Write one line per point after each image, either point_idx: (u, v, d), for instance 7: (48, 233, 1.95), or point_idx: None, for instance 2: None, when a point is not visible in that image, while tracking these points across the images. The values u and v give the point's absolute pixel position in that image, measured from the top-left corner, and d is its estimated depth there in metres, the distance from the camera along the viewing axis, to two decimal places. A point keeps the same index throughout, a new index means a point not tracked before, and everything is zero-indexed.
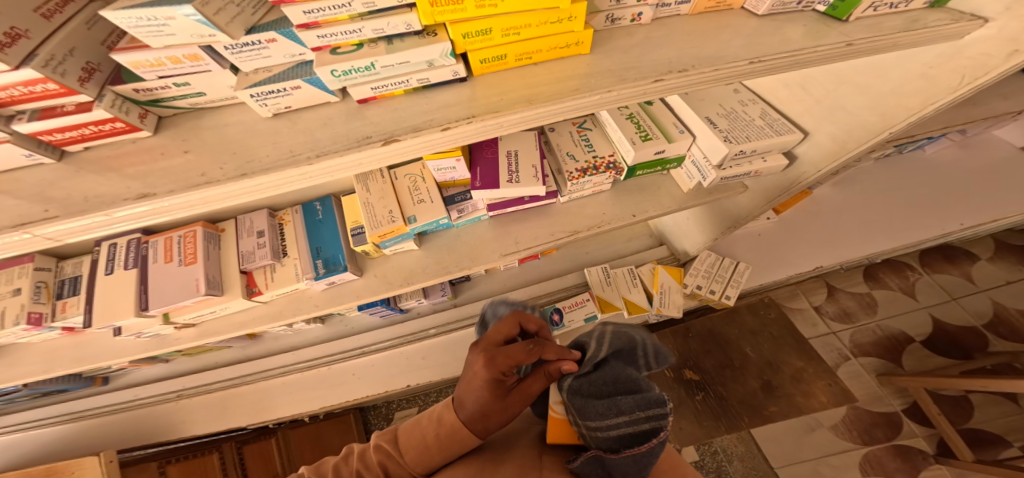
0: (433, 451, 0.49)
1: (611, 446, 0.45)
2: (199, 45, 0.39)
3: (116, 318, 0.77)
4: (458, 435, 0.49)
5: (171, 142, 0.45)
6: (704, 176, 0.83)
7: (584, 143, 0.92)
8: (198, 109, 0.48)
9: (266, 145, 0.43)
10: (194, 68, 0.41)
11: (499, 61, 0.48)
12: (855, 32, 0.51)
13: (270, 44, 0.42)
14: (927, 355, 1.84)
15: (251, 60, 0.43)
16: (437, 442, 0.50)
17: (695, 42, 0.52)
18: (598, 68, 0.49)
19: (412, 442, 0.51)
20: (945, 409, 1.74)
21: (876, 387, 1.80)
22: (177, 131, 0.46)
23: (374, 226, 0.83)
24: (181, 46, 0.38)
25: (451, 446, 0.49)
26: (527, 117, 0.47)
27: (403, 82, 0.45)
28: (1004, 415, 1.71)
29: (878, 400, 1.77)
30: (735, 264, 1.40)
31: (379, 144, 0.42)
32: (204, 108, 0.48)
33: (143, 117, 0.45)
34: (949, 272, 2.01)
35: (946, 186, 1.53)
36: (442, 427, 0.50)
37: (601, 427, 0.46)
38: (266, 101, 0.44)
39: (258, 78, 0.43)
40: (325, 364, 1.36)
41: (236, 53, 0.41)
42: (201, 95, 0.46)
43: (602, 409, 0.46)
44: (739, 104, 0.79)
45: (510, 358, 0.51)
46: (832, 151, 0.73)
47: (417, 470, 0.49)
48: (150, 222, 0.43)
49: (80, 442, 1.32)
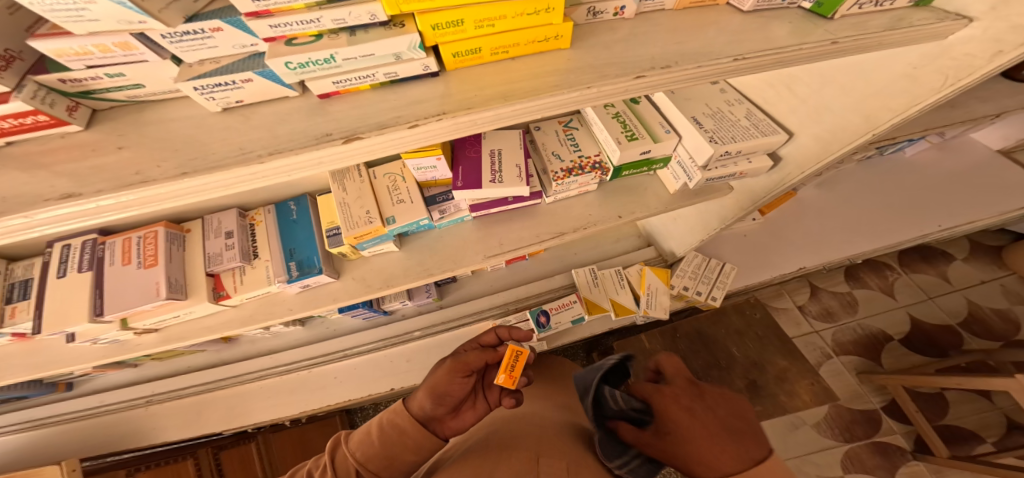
0: (374, 438, 0.59)
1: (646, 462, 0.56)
2: (131, 32, 0.35)
3: (70, 323, 0.73)
4: (400, 418, 0.60)
5: (104, 138, 0.41)
6: (689, 177, 0.82)
7: (570, 143, 0.92)
8: (137, 102, 0.44)
9: (217, 142, 0.40)
10: (129, 58, 0.37)
11: (474, 55, 0.45)
12: (839, 30, 0.50)
13: (216, 33, 0.38)
14: (904, 353, 1.88)
15: (196, 51, 0.39)
16: (381, 424, 0.61)
17: (681, 39, 0.50)
18: (579, 64, 0.47)
19: (360, 434, 0.61)
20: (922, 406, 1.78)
21: (856, 385, 1.83)
22: (114, 126, 0.43)
23: (350, 227, 0.81)
24: (111, 34, 0.34)
25: (391, 426, 0.60)
26: (502, 115, 0.44)
27: (367, 76, 0.43)
28: (978, 411, 1.75)
29: (858, 398, 1.80)
30: (721, 265, 1.40)
31: (339, 143, 0.39)
32: (143, 100, 0.44)
33: (72, 110, 0.41)
34: (926, 273, 2.06)
35: (925, 188, 1.56)
36: (391, 412, 0.62)
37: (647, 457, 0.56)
38: (213, 95, 0.40)
39: (203, 70, 0.39)
40: (304, 368, 1.32)
41: (176, 42, 0.37)
42: (140, 87, 0.42)
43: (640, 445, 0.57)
44: (725, 105, 0.78)
45: (475, 339, 0.75)
46: (816, 153, 0.72)
47: (356, 453, 0.58)
48: (79, 225, 0.39)
49: (43, 451, 1.25)
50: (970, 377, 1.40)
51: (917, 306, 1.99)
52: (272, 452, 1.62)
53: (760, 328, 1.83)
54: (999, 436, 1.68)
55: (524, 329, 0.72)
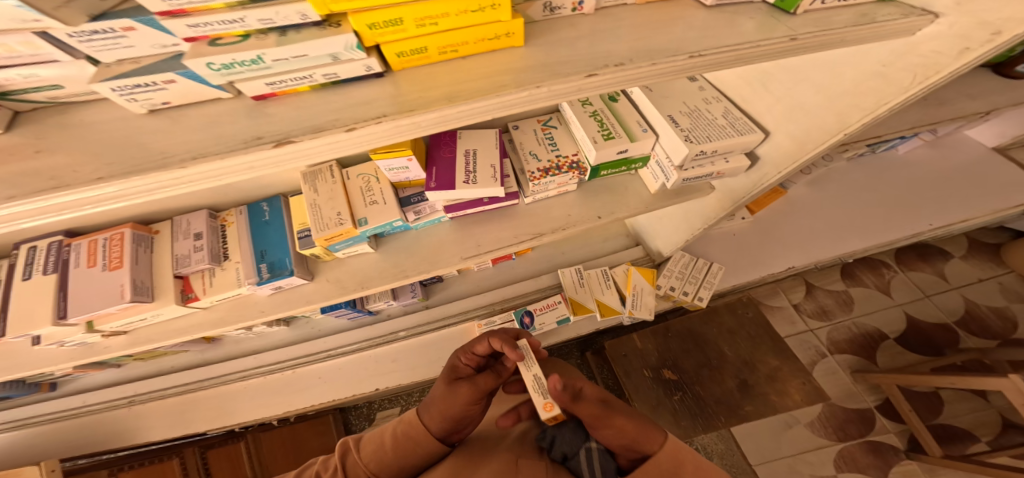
0: (388, 447, 0.59)
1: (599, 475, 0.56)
2: (32, 31, 0.38)
3: (34, 326, 0.72)
4: (414, 430, 0.60)
5: (62, 146, 0.44)
6: (667, 177, 0.80)
7: (548, 142, 0.91)
8: (59, 103, 0.49)
9: (149, 144, 0.43)
10: (37, 57, 0.42)
11: (421, 54, 0.45)
12: (801, 26, 0.48)
13: (128, 33, 0.40)
14: (900, 351, 1.86)
15: (107, 51, 0.42)
16: (391, 440, 0.60)
17: (646, 35, 0.47)
18: (532, 62, 0.45)
19: (371, 439, 0.61)
20: (917, 406, 1.76)
21: (850, 384, 1.81)
22: (35, 130, 0.47)
23: (320, 229, 0.79)
24: (11, 33, 0.37)
25: (404, 441, 0.60)
26: (448, 117, 0.43)
27: (306, 77, 0.44)
28: (974, 410, 1.74)
29: (852, 397, 1.79)
30: (708, 265, 1.38)
31: (270, 146, 0.40)
32: (64, 102, 0.49)
33: None
34: (923, 271, 2.03)
35: (918, 186, 1.54)
36: (402, 424, 0.62)
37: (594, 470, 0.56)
38: (134, 96, 0.44)
39: (123, 70, 0.43)
40: (288, 368, 1.31)
41: (86, 42, 0.40)
42: (58, 88, 0.46)
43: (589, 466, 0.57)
44: (702, 103, 0.75)
45: (468, 350, 0.66)
46: (791, 152, 0.70)
47: (368, 464, 0.58)
48: (18, 227, 0.43)
49: (26, 451, 1.24)
50: (963, 376, 1.39)
51: (913, 304, 1.96)
52: (262, 451, 1.61)
53: (753, 328, 1.74)
54: (993, 434, 1.67)
55: (516, 350, 0.61)
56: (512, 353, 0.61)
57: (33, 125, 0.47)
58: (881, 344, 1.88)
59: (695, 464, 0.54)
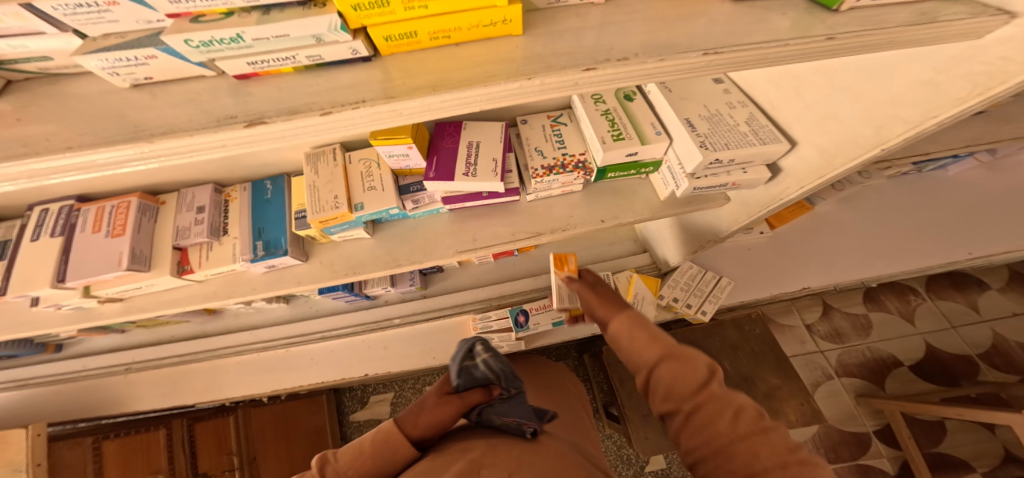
0: (367, 453, 0.55)
1: (491, 374, 0.60)
2: (18, 3, 0.38)
3: (32, 287, 0.73)
4: (395, 437, 0.57)
5: (49, 114, 0.43)
6: (677, 185, 0.75)
7: (555, 139, 0.87)
8: (50, 74, 0.49)
9: (129, 118, 0.42)
10: (23, 29, 0.42)
11: (410, 39, 0.42)
12: (840, 25, 0.42)
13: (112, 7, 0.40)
14: (911, 379, 1.77)
15: (95, 26, 0.43)
16: (370, 446, 0.56)
17: (657, 29, 0.43)
18: (528, 53, 0.42)
19: (348, 450, 0.56)
20: (916, 433, 1.66)
21: (851, 406, 1.74)
22: (24, 98, 0.46)
23: (316, 211, 0.78)
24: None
25: (383, 445, 0.56)
26: (431, 106, 0.40)
27: (288, 58, 0.42)
28: (976, 442, 1.64)
29: (851, 419, 1.72)
30: (717, 278, 1.33)
31: (241, 126, 0.38)
32: (57, 73, 0.49)
33: None
34: (955, 300, 1.91)
35: (960, 210, 1.43)
36: (379, 434, 0.57)
37: (489, 370, 0.60)
38: (116, 71, 0.43)
39: (108, 44, 0.42)
40: (282, 346, 1.32)
41: (70, 15, 0.41)
42: (47, 60, 0.46)
43: (481, 374, 0.60)
44: (725, 108, 0.69)
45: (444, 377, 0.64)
46: (818, 167, 0.64)
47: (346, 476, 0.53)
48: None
49: (26, 409, 1.29)
50: (971, 408, 1.33)
51: (936, 334, 1.85)
52: (252, 427, 1.60)
53: (759, 345, 1.64)
54: (992, 465, 1.59)
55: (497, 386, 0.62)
56: (497, 389, 0.61)
57: (23, 93, 0.47)
58: (893, 370, 1.79)
59: (630, 336, 0.61)
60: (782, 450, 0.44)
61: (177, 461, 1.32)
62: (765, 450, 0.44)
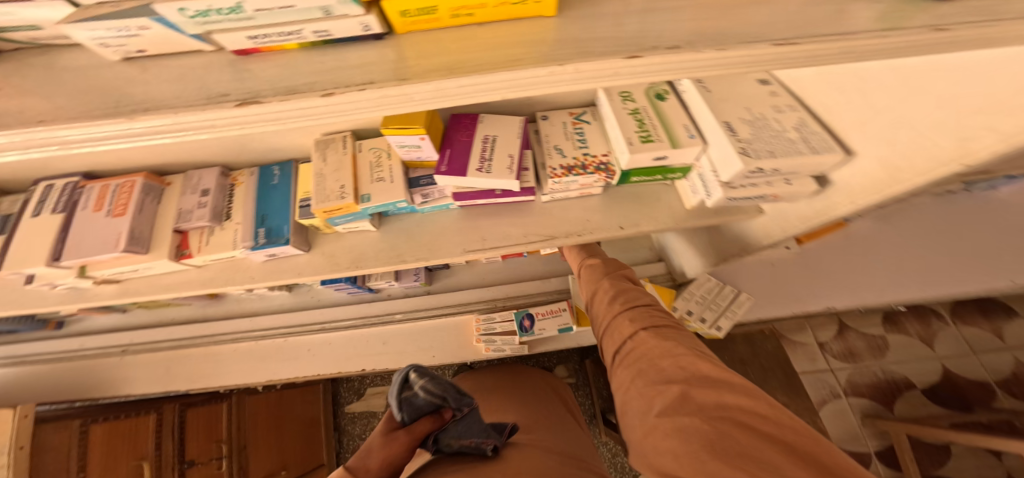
0: None
1: (435, 401, 0.63)
2: None
3: (27, 265, 0.71)
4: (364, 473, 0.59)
5: (30, 86, 0.39)
6: (709, 193, 0.70)
7: (577, 137, 0.82)
8: (43, 44, 0.44)
9: (118, 93, 0.38)
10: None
11: (428, 15, 0.37)
12: (950, 15, 0.34)
13: None
14: (923, 403, 1.70)
15: None
16: None
17: (712, 14, 0.37)
18: (562, 36, 0.37)
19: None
20: (920, 457, 1.59)
21: (857, 427, 1.70)
22: (10, 69, 0.42)
23: (320, 201, 0.74)
24: None
25: None
26: (444, 92, 0.35)
27: (292, 33, 0.37)
28: (978, 467, 1.56)
29: (854, 440, 1.68)
30: (736, 293, 1.23)
31: (232, 106, 0.35)
32: (51, 44, 0.44)
33: None
34: (978, 326, 1.79)
35: (1006, 233, 1.33)
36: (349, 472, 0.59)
37: (431, 398, 0.62)
38: (107, 43, 0.39)
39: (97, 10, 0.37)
40: (281, 335, 1.30)
41: None
42: (37, 29, 0.41)
43: (425, 403, 0.63)
44: (770, 111, 0.62)
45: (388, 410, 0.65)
46: (880, 182, 0.57)
47: None
48: None
49: (23, 385, 1.29)
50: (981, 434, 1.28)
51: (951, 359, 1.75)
52: (244, 417, 1.58)
53: (767, 360, 1.56)
54: None
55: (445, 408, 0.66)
56: (445, 411, 0.66)
57: (9, 62, 0.43)
58: (905, 393, 1.71)
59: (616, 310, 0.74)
60: (721, 396, 0.54)
61: (166, 446, 1.28)
62: (708, 393, 0.55)
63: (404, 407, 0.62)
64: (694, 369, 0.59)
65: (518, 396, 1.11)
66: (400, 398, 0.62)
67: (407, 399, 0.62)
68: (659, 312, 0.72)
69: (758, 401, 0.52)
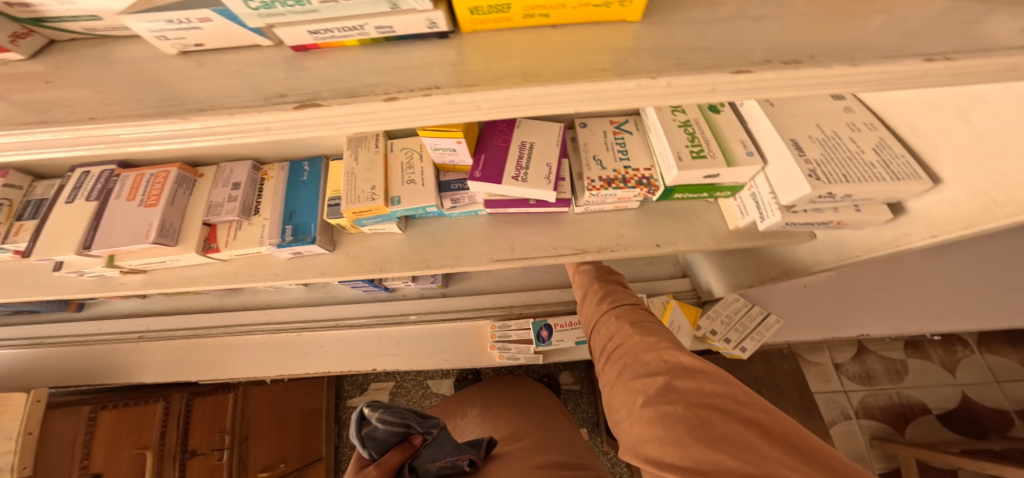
0: None
1: (396, 429, 0.63)
2: None
3: (56, 253, 0.70)
4: None
5: (81, 77, 0.38)
6: (762, 216, 0.66)
7: (618, 148, 0.78)
8: (99, 36, 0.41)
9: (172, 88, 0.36)
10: None
11: (501, 14, 0.34)
12: None
13: None
14: (935, 428, 1.62)
15: None
16: None
17: (818, 26, 0.34)
18: (648, 45, 0.33)
19: None
20: None
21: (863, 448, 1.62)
22: (62, 60, 0.40)
23: (350, 201, 0.72)
24: None
25: None
26: (516, 100, 0.32)
27: (354, 28, 0.34)
28: None
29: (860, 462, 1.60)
30: (764, 315, 1.18)
31: (290, 108, 0.32)
32: (104, 35, 0.41)
33: (19, 38, 0.39)
34: (1004, 356, 1.69)
35: None
36: None
37: (388, 429, 0.63)
38: (165, 35, 0.37)
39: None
40: (295, 330, 1.29)
41: None
42: (96, 20, 0.38)
43: (389, 434, 0.63)
44: (846, 129, 0.58)
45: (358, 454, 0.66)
46: (969, 215, 0.50)
47: None
48: None
49: (37, 366, 1.29)
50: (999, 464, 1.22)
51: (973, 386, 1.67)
52: (249, 407, 1.59)
53: (784, 380, 1.49)
54: None
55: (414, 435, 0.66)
56: (413, 440, 0.66)
57: (62, 51, 0.41)
58: (918, 417, 1.64)
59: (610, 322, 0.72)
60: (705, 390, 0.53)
61: (169, 435, 1.28)
62: (691, 382, 0.54)
63: (371, 443, 0.63)
64: (675, 360, 0.58)
65: (517, 407, 1.15)
66: (366, 436, 0.63)
67: (370, 434, 0.63)
68: (644, 313, 0.72)
69: (735, 388, 0.53)
